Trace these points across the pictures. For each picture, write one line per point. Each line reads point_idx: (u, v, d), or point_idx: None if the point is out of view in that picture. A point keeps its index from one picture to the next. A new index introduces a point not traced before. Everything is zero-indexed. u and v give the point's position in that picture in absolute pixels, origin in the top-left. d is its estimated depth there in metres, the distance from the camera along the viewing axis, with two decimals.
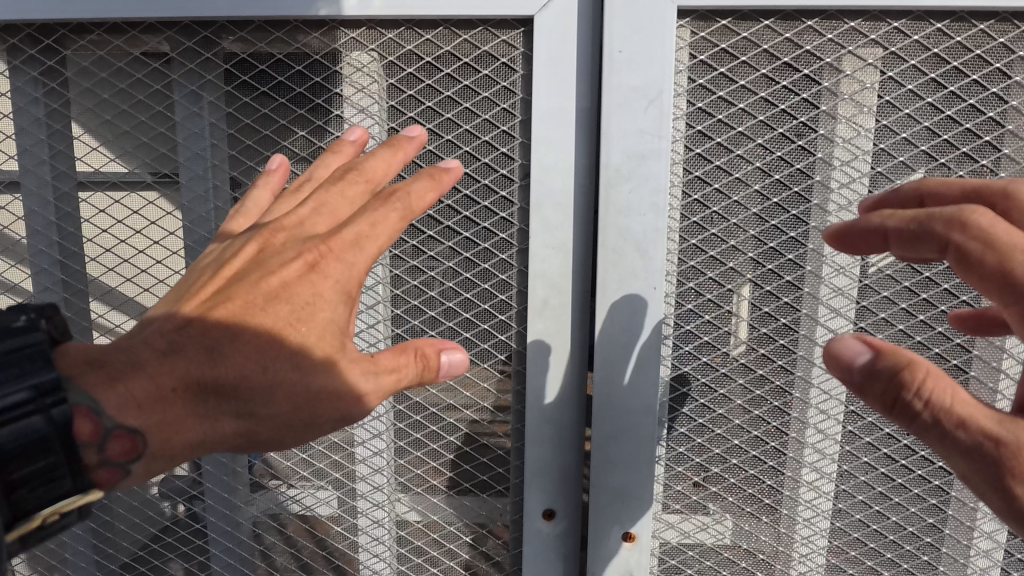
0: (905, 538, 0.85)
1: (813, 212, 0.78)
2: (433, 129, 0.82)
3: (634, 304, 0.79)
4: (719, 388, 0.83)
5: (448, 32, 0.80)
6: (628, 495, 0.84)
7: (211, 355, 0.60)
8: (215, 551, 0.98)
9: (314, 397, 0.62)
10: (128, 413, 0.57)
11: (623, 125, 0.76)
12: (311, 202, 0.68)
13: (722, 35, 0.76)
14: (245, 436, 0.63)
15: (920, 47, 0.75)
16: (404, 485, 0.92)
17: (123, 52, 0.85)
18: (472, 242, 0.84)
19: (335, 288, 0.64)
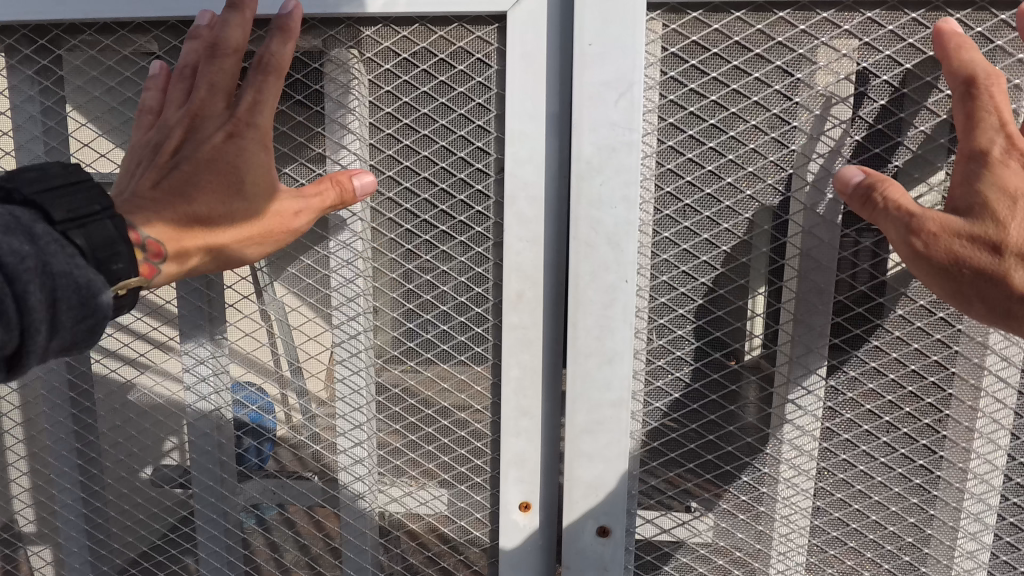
0: (886, 537, 0.85)
1: (789, 205, 0.78)
2: (410, 124, 0.83)
3: (606, 297, 0.79)
4: (693, 382, 0.83)
5: (424, 28, 0.82)
6: (601, 488, 0.84)
7: (183, 195, 0.75)
8: (201, 540, 1.00)
9: (264, 214, 0.77)
10: (152, 230, 0.73)
11: (594, 117, 0.76)
12: (203, 82, 0.77)
13: (693, 27, 0.76)
14: (229, 254, 0.77)
15: (896, 37, 0.75)
16: (387, 477, 0.93)
17: (113, 52, 0.88)
18: (449, 235, 0.85)
19: (253, 134, 0.76)
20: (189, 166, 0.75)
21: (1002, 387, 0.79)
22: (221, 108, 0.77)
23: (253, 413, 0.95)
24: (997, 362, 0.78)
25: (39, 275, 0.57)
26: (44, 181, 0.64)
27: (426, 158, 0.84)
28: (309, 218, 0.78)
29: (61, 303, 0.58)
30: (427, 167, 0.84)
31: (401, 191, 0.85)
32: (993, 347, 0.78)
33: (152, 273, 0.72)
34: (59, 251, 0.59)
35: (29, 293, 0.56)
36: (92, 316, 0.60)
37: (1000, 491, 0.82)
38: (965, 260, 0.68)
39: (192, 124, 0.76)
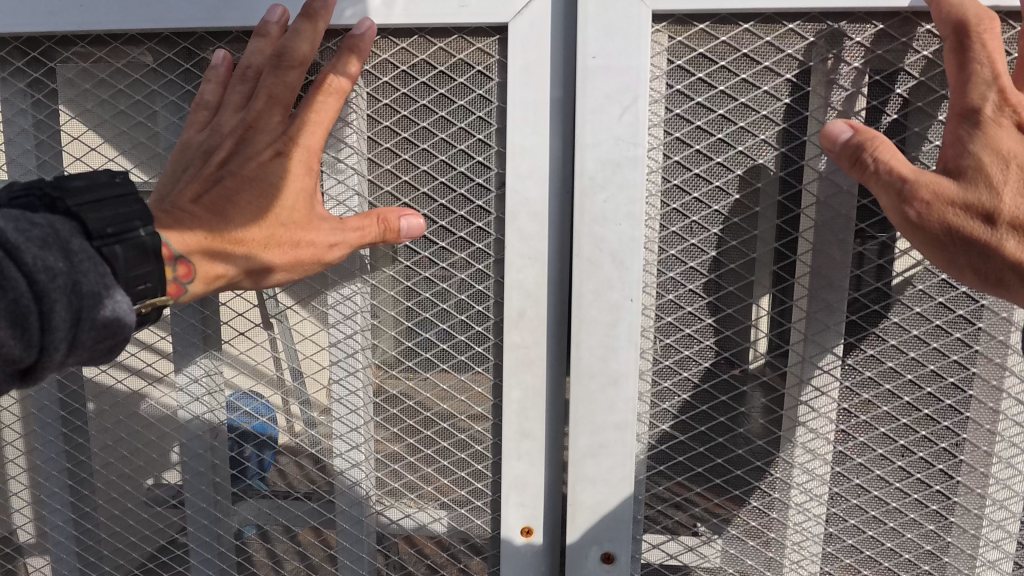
0: (901, 565, 0.82)
1: (797, 222, 0.76)
2: (409, 138, 0.81)
3: (609, 317, 0.77)
4: (700, 405, 0.80)
5: (423, 40, 0.80)
6: (605, 512, 0.82)
7: (223, 216, 0.74)
8: (194, 562, 0.97)
9: (298, 244, 0.76)
10: (183, 248, 0.72)
11: (597, 131, 0.74)
12: (263, 91, 0.76)
13: (700, 39, 0.74)
14: (256, 278, 0.76)
15: (909, 50, 0.72)
16: (384, 499, 0.91)
17: (106, 64, 0.86)
18: (449, 251, 0.83)
19: (301, 163, 0.76)
20: (233, 182, 0.75)
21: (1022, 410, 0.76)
22: (277, 121, 0.76)
23: (259, 423, 0.91)
24: (1017, 384, 0.76)
25: (66, 293, 0.56)
26: (82, 195, 0.63)
27: (425, 172, 0.82)
28: (345, 251, 0.77)
29: (83, 322, 0.57)
30: (426, 181, 0.82)
31: (399, 207, 0.83)
32: (1011, 369, 0.75)
33: (178, 292, 0.71)
34: (90, 269, 0.58)
35: (52, 314, 0.55)
36: (113, 338, 0.59)
37: (1021, 518, 0.79)
38: (959, 233, 0.65)
39: (244, 136, 0.76)
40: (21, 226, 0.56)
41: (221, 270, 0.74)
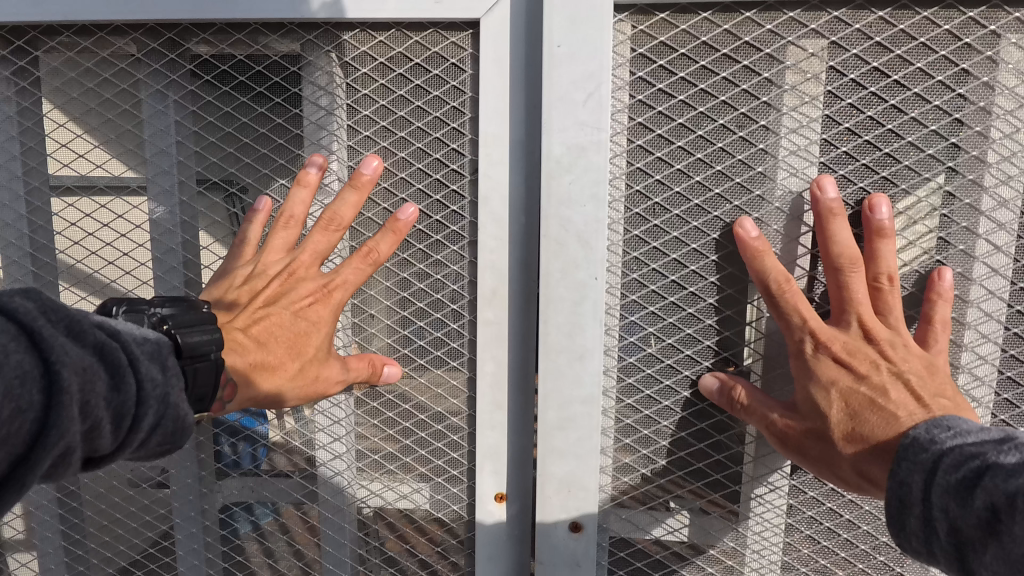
0: (859, 537, 0.88)
1: (755, 203, 0.81)
2: (387, 126, 0.86)
3: (576, 294, 0.82)
4: (664, 379, 0.86)
5: (399, 33, 0.85)
6: (573, 484, 0.87)
7: (264, 346, 0.82)
8: (179, 538, 1.00)
9: (315, 378, 0.84)
10: (235, 373, 0.78)
11: (564, 117, 0.79)
12: (308, 252, 0.85)
13: (661, 28, 0.80)
14: (275, 402, 0.83)
15: (863, 35, 0.78)
16: (365, 472, 0.95)
17: (91, 54, 0.89)
18: (425, 234, 0.88)
19: (336, 308, 0.85)
20: (275, 318, 0.83)
21: (978, 386, 0.82)
22: (315, 271, 0.86)
23: (247, 418, 0.96)
24: (972, 360, 0.82)
25: (157, 402, 0.64)
26: (179, 320, 0.73)
27: (403, 158, 0.87)
28: (344, 386, 0.86)
29: (159, 426, 0.65)
30: (404, 167, 0.87)
31: (379, 191, 0.88)
32: (964, 344, 0.81)
33: (219, 409, 0.77)
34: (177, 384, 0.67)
35: (142, 417, 0.62)
36: (171, 442, 0.67)
37: None
38: (812, 450, 0.75)
39: (288, 281, 0.85)
40: (138, 339, 0.66)
41: (255, 396, 0.81)
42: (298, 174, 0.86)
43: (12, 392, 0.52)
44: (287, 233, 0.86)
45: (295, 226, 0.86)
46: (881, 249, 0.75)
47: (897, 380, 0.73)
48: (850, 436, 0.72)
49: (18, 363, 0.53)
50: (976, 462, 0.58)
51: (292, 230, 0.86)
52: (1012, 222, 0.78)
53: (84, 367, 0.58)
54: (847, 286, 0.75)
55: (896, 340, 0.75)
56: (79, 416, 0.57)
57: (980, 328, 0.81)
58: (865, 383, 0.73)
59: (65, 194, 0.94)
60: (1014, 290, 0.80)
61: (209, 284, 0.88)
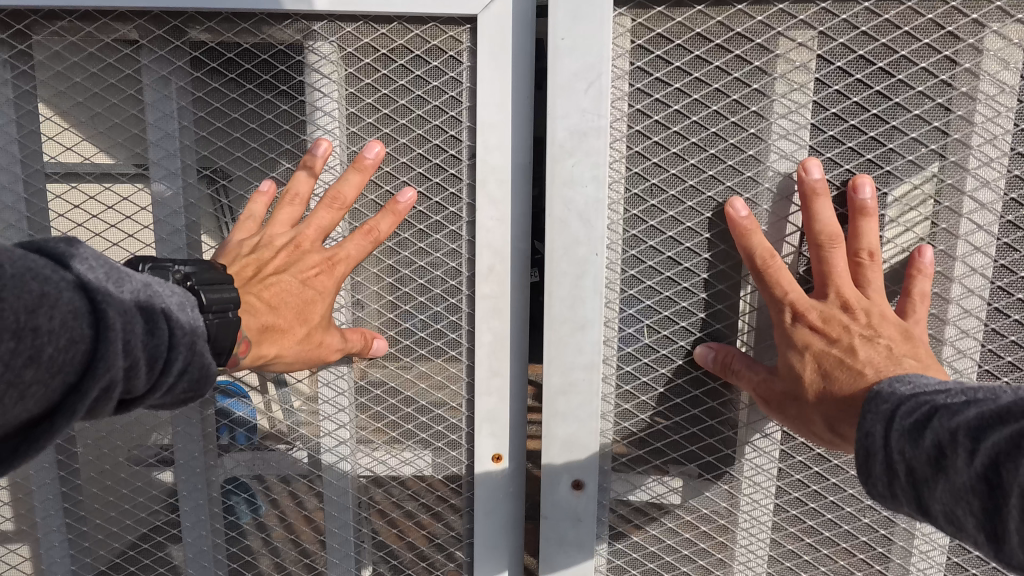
0: (844, 499, 0.89)
1: (747, 184, 0.83)
2: (389, 114, 0.92)
3: (578, 268, 0.86)
4: (661, 349, 0.89)
5: (401, 26, 0.90)
6: (575, 445, 0.91)
7: (275, 309, 0.86)
8: (186, 508, 1.05)
9: (318, 344, 0.89)
10: (251, 330, 0.84)
11: (568, 105, 0.83)
12: (313, 227, 0.89)
13: (658, 20, 0.83)
14: (281, 362, 0.88)
15: (850, 25, 0.80)
16: (366, 440, 1.01)
17: (94, 39, 0.91)
18: (425, 215, 0.94)
19: (339, 280, 0.90)
20: (283, 286, 0.87)
21: (962, 359, 0.84)
22: (319, 246, 0.90)
23: (234, 403, 1.01)
24: (956, 336, 0.84)
25: (185, 349, 0.70)
26: (206, 280, 0.80)
27: (404, 144, 0.93)
28: (343, 354, 0.92)
29: (186, 374, 0.71)
30: (405, 152, 0.93)
31: (381, 174, 0.94)
32: (950, 319, 0.83)
33: (232, 364, 0.83)
34: (200, 333, 0.73)
35: (173, 361, 0.69)
36: (197, 390, 0.73)
37: None
38: (790, 409, 0.75)
39: (293, 254, 0.89)
40: (165, 290, 0.73)
41: (265, 356, 0.86)
42: (305, 155, 0.90)
43: (65, 324, 0.58)
44: (292, 208, 0.91)
45: (300, 204, 0.91)
46: (864, 227, 0.77)
47: (876, 345, 0.72)
48: (819, 395, 0.73)
49: (69, 299, 0.60)
50: (927, 406, 0.57)
51: (297, 206, 0.90)
52: (995, 203, 0.80)
53: (124, 308, 0.64)
54: (828, 263, 0.76)
55: (877, 309, 0.75)
56: (122, 352, 0.62)
57: (962, 304, 0.83)
58: (836, 346, 0.73)
59: (68, 177, 0.96)
60: (998, 267, 0.81)
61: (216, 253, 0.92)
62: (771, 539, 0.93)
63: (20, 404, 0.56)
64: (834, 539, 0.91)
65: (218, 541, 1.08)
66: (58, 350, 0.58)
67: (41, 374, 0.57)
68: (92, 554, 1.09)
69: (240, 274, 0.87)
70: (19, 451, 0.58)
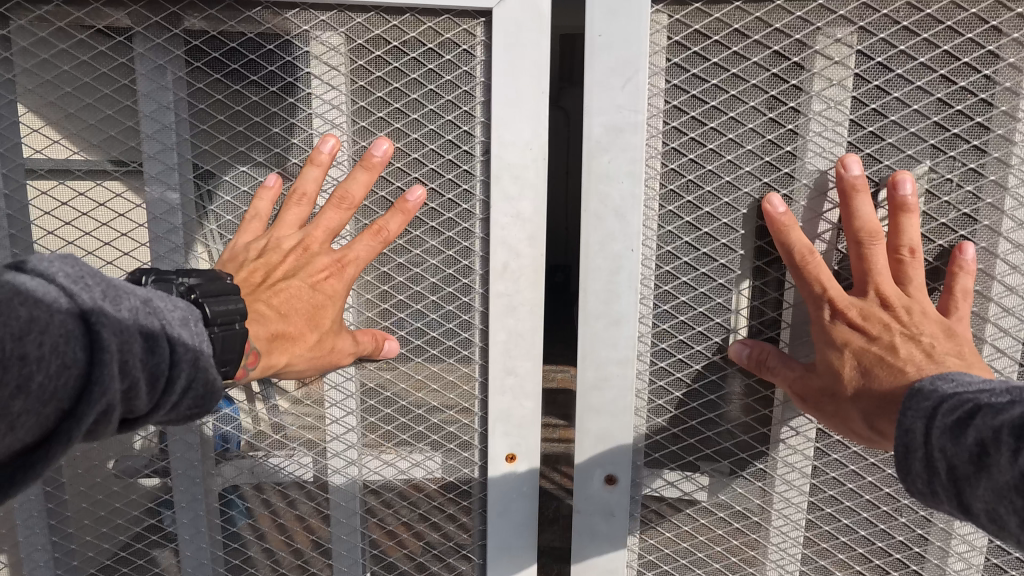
0: (881, 498, 0.90)
1: (784, 180, 0.84)
2: (400, 109, 0.89)
3: (612, 264, 0.86)
4: (695, 345, 0.89)
5: (413, 18, 0.88)
6: (609, 439, 0.92)
7: (284, 316, 0.83)
8: (184, 520, 1.00)
9: (330, 349, 0.85)
10: (260, 340, 0.80)
11: (604, 101, 0.83)
12: (322, 228, 0.86)
13: (695, 17, 0.82)
14: (292, 369, 0.85)
15: (890, 20, 0.80)
16: (374, 443, 0.99)
17: (84, 24, 0.85)
18: (438, 212, 0.93)
19: (349, 282, 0.87)
20: (292, 291, 0.84)
21: (1001, 358, 0.85)
22: (328, 247, 0.87)
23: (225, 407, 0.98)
24: (997, 334, 0.85)
25: (189, 366, 0.67)
26: (210, 290, 0.75)
27: (416, 139, 0.90)
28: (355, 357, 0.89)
29: (190, 391, 0.68)
30: (416, 148, 0.90)
31: (392, 170, 0.91)
32: (990, 317, 0.85)
33: (241, 376, 0.78)
34: (203, 348, 0.69)
35: (175, 378, 0.65)
36: (202, 406, 0.70)
37: None
38: (825, 405, 0.78)
39: (301, 257, 0.86)
40: (166, 303, 0.68)
41: (275, 365, 0.82)
42: (310, 152, 0.87)
43: (56, 350, 0.55)
44: (299, 209, 0.87)
45: (307, 203, 0.87)
46: (904, 223, 0.79)
47: (915, 342, 0.75)
48: (858, 392, 0.75)
49: (62, 321, 0.56)
50: (971, 403, 0.59)
51: (304, 206, 0.87)
52: None
53: (122, 327, 0.60)
54: (868, 257, 0.78)
55: (914, 306, 0.77)
56: (119, 375, 0.59)
57: (1003, 301, 0.84)
58: (877, 344, 0.76)
59: (55, 172, 0.90)
60: None
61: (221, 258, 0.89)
62: (805, 537, 0.94)
63: (12, 433, 0.53)
64: (870, 539, 0.92)
65: (216, 552, 1.03)
66: (49, 377, 0.55)
67: (31, 403, 0.54)
68: (81, 573, 1.04)
69: (248, 281, 0.84)
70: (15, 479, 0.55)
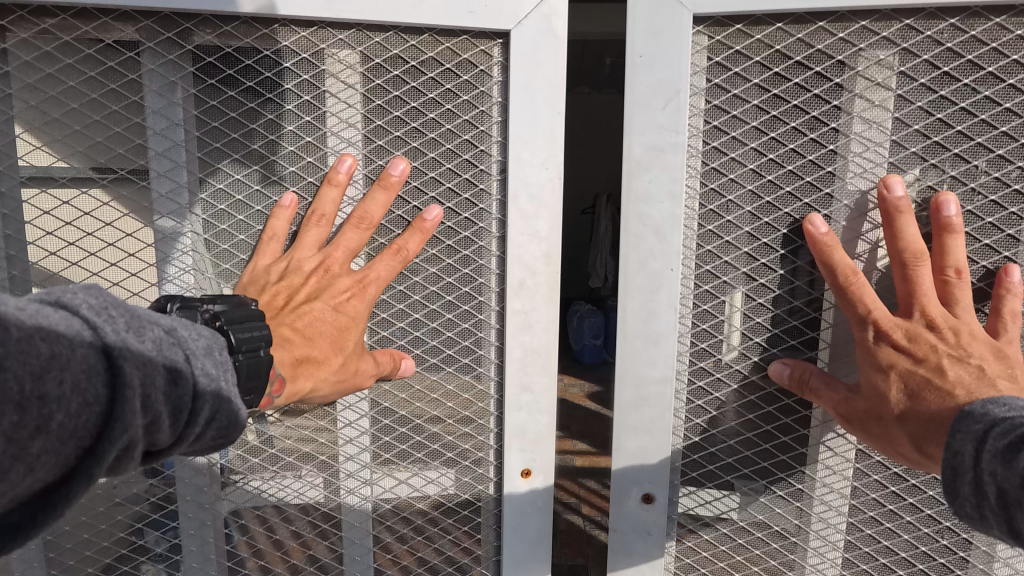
0: (922, 520, 0.90)
1: (825, 202, 0.85)
2: (418, 127, 0.89)
3: (652, 284, 0.89)
4: (733, 364, 0.91)
5: (431, 38, 0.88)
6: (646, 458, 0.94)
7: (309, 340, 0.82)
8: (192, 548, 0.97)
9: (355, 372, 0.85)
10: (285, 366, 0.78)
11: (643, 122, 0.86)
12: (342, 249, 0.86)
13: (736, 37, 0.84)
14: (317, 394, 0.83)
15: (934, 41, 0.80)
16: (387, 463, 0.98)
17: (93, 39, 0.83)
18: (454, 231, 0.93)
19: (371, 302, 0.87)
20: (314, 314, 0.83)
21: None
22: (348, 268, 0.87)
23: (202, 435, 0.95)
24: None
25: (210, 396, 0.62)
26: (233, 316, 0.73)
27: (432, 159, 0.91)
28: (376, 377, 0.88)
29: (213, 422, 0.64)
30: (433, 167, 0.91)
31: (409, 189, 0.91)
32: None
33: (266, 404, 0.76)
34: (227, 376, 0.65)
35: (198, 410, 0.61)
36: (224, 437, 0.65)
37: None
38: (872, 426, 0.78)
39: (322, 279, 0.85)
40: (188, 330, 0.65)
41: (301, 391, 0.80)
42: (327, 173, 0.87)
43: (77, 386, 0.52)
44: (318, 231, 0.87)
45: (326, 224, 0.87)
46: (949, 245, 0.78)
47: (967, 365, 0.74)
48: (905, 414, 0.75)
49: (83, 357, 0.53)
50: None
51: (323, 227, 0.87)
52: None
53: (145, 361, 0.56)
54: (914, 280, 0.77)
55: (963, 328, 0.76)
56: (142, 410, 0.55)
57: None
58: (924, 366, 0.75)
59: (57, 192, 0.87)
60: None
61: (238, 282, 0.87)
62: (844, 558, 0.94)
63: (29, 476, 0.50)
64: (911, 561, 0.92)
65: None
66: (70, 416, 0.51)
67: (51, 444, 0.50)
68: None
69: (270, 305, 0.83)
70: (32, 522, 0.52)
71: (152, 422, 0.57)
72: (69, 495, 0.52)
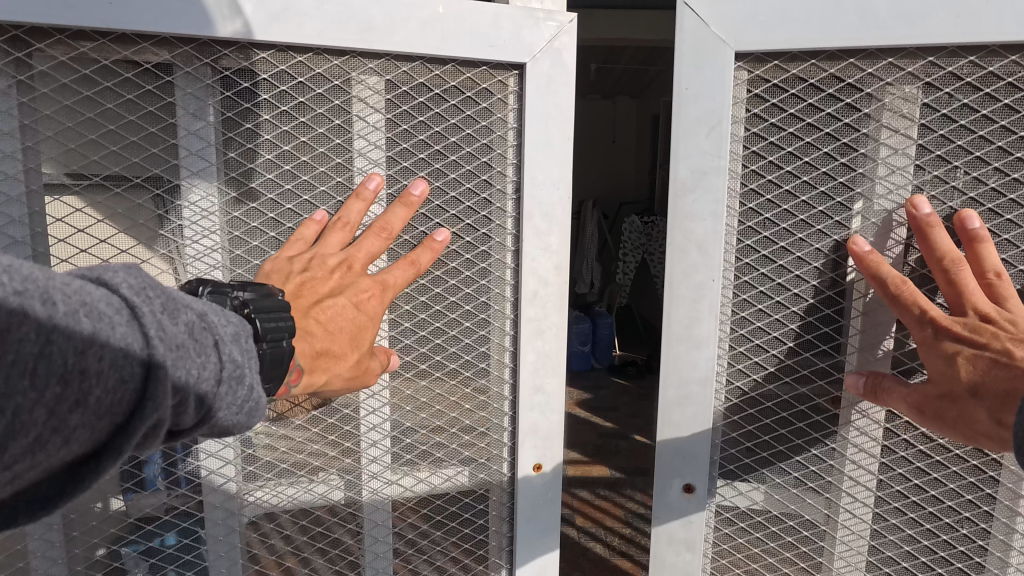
0: (943, 511, 1.01)
1: (852, 219, 0.96)
2: (439, 150, 0.96)
3: (696, 293, 0.99)
4: (768, 367, 1.01)
5: (455, 69, 0.95)
6: (688, 453, 1.03)
7: (330, 332, 0.81)
8: (218, 556, 0.99)
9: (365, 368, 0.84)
10: (304, 358, 0.78)
11: (688, 147, 0.95)
12: (362, 252, 0.88)
13: (774, 72, 0.95)
14: (327, 387, 0.82)
15: (955, 77, 0.91)
16: (404, 466, 1.02)
17: (132, 64, 0.86)
18: (472, 244, 0.99)
19: (386, 305, 0.88)
20: (335, 309, 0.82)
21: None
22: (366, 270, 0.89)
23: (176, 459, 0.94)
24: None
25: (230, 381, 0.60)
26: (261, 305, 0.73)
27: (453, 179, 0.97)
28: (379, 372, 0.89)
29: (231, 408, 0.61)
30: (454, 187, 0.98)
31: (431, 207, 0.97)
32: None
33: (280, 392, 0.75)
34: (247, 363, 0.62)
35: (221, 395, 0.59)
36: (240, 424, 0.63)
37: None
38: (951, 412, 0.82)
39: (344, 277, 0.86)
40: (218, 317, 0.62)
41: (315, 385, 0.80)
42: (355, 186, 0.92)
43: (116, 363, 0.50)
44: (340, 234, 0.90)
45: (349, 231, 0.90)
46: (982, 251, 0.87)
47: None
48: (979, 391, 0.79)
49: (121, 334, 0.51)
50: None
51: (346, 234, 0.90)
52: None
53: (178, 344, 0.55)
54: (959, 281, 0.85)
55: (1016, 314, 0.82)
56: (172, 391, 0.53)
57: None
58: (990, 349, 0.79)
59: (88, 211, 0.88)
60: None
61: (258, 275, 0.88)
62: (870, 546, 1.05)
63: (65, 448, 0.48)
64: (933, 549, 1.03)
65: None
66: (107, 392, 0.49)
67: (87, 417, 0.49)
68: None
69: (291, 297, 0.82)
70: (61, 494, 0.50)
71: (179, 403, 0.55)
72: (95, 473, 0.51)
